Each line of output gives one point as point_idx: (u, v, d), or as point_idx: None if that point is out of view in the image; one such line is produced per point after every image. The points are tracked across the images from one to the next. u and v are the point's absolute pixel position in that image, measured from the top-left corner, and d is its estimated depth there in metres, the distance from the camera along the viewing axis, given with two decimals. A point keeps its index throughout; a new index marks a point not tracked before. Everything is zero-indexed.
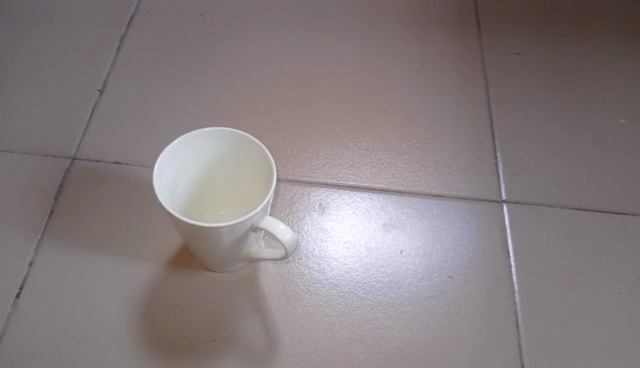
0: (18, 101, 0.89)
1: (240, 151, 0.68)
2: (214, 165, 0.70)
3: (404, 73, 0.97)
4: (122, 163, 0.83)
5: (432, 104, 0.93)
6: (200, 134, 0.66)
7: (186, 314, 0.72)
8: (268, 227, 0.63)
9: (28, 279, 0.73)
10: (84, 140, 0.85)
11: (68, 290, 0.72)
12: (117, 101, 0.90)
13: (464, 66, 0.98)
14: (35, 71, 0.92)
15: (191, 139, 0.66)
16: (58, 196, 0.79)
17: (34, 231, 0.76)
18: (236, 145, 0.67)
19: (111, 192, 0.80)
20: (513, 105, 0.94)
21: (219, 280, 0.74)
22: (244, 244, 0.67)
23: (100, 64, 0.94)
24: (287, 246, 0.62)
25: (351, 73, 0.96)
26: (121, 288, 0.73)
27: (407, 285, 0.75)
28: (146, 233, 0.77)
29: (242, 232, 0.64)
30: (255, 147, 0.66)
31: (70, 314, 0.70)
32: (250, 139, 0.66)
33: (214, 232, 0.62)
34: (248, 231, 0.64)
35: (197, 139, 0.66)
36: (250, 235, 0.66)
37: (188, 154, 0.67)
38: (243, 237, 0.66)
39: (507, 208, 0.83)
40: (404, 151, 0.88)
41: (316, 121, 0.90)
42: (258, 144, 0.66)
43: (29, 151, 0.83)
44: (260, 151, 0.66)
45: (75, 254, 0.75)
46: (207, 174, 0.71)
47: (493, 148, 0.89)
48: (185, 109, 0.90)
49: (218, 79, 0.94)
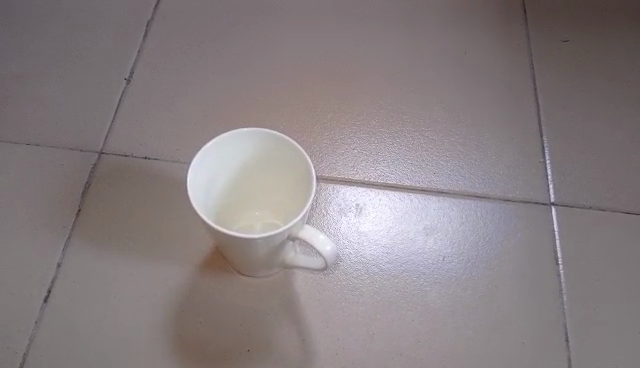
0: (44, 92, 0.85)
1: (272, 152, 0.65)
2: (249, 168, 0.67)
3: (444, 62, 0.91)
4: (151, 158, 0.80)
5: (475, 97, 0.88)
6: (230, 138, 0.62)
7: (219, 320, 0.69)
8: (308, 237, 0.59)
9: (56, 282, 0.70)
10: (111, 133, 0.82)
11: (97, 295, 0.70)
12: (145, 91, 0.86)
13: (508, 56, 0.92)
14: (59, 59, 0.89)
15: (226, 140, 0.62)
16: (85, 194, 0.77)
17: (62, 231, 0.74)
18: (267, 146, 0.64)
19: (140, 189, 0.77)
20: (561, 98, 0.88)
21: (252, 285, 0.71)
22: (280, 251, 0.64)
23: (126, 52, 0.90)
24: (327, 258, 0.59)
25: (389, 61, 0.91)
26: (151, 292, 0.70)
27: (449, 294, 0.72)
28: (177, 234, 0.74)
29: (280, 242, 0.61)
30: (291, 147, 0.63)
31: (99, 321, 0.68)
32: (282, 139, 0.62)
33: (251, 242, 0.59)
34: (285, 240, 0.61)
35: (232, 140, 0.63)
36: (288, 244, 0.63)
37: (222, 157, 0.63)
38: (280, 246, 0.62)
39: (556, 211, 0.78)
40: (445, 147, 0.83)
41: (352, 113, 0.86)
42: (291, 144, 0.63)
43: (55, 144, 0.80)
44: (294, 151, 0.63)
45: (104, 255, 0.72)
46: (241, 177, 0.68)
47: (541, 146, 0.84)
48: (215, 100, 0.86)
49: (250, 68, 0.89)
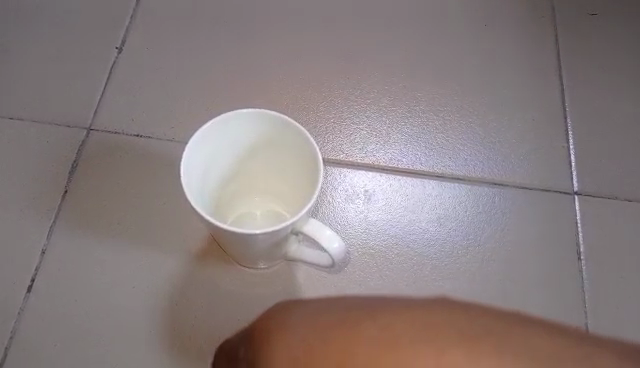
0: (28, 60, 0.79)
1: (271, 134, 0.59)
2: (249, 152, 0.61)
3: (462, 34, 0.84)
4: (143, 136, 0.74)
5: (495, 75, 0.81)
6: (225, 120, 0.57)
7: (216, 314, 0.64)
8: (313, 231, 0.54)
9: (40, 270, 0.65)
10: (100, 107, 0.76)
11: (85, 285, 0.65)
12: (138, 61, 0.79)
13: (532, 29, 0.85)
14: (43, 23, 0.81)
15: (223, 122, 0.57)
16: (72, 174, 0.71)
17: (47, 215, 0.68)
18: (265, 127, 0.58)
19: (132, 169, 0.71)
20: (588, 77, 0.82)
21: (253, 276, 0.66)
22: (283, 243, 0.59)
23: (117, 16, 0.82)
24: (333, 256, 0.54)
25: (402, 32, 0.84)
26: (144, 283, 0.65)
27: (463, 290, 0.67)
28: (171, 219, 0.69)
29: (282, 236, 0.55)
30: (292, 129, 0.57)
31: (87, 313, 0.63)
32: (282, 120, 0.57)
33: (249, 236, 0.54)
34: (288, 234, 0.56)
35: (230, 122, 0.57)
36: (291, 237, 0.58)
37: (219, 140, 0.58)
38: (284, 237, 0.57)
39: (579, 201, 0.73)
40: (462, 129, 0.77)
41: (361, 90, 0.80)
42: (292, 125, 0.57)
43: (39, 119, 0.74)
44: (296, 133, 0.57)
45: (92, 242, 0.67)
46: (241, 161, 0.62)
47: (565, 129, 0.78)
48: (213, 73, 0.79)
49: (252, 38, 0.82)
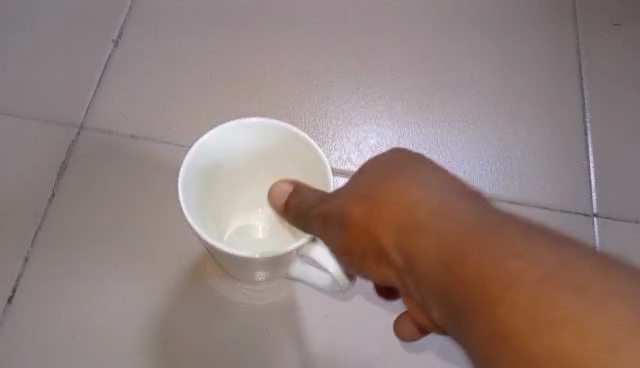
0: (17, 49, 0.73)
1: (276, 144, 0.54)
2: (253, 161, 0.57)
3: (480, 38, 0.79)
4: (138, 137, 0.69)
5: (513, 84, 0.77)
6: (225, 131, 0.52)
7: (209, 334, 0.60)
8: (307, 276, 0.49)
9: (22, 280, 0.61)
10: (93, 104, 0.71)
11: (70, 298, 0.60)
12: (135, 55, 0.74)
13: (554, 35, 0.80)
14: (34, 9, 0.76)
15: (226, 130, 0.52)
16: (60, 176, 0.66)
17: (31, 219, 0.64)
18: (270, 138, 0.54)
19: (125, 173, 0.67)
20: (611, 90, 0.77)
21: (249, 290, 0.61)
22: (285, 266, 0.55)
23: (114, 5, 0.77)
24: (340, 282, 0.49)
25: (417, 34, 0.79)
26: (133, 296, 0.61)
27: None
28: (166, 228, 0.64)
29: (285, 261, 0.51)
30: (298, 140, 0.52)
31: (72, 330, 0.59)
32: (287, 130, 0.52)
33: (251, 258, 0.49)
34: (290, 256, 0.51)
35: (233, 130, 0.52)
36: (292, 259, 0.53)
37: (220, 148, 0.53)
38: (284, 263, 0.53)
39: (598, 223, 0.69)
40: (477, 141, 0.73)
41: (372, 95, 0.75)
42: (299, 137, 0.52)
43: (27, 115, 0.69)
44: (302, 145, 0.52)
45: (79, 250, 0.62)
46: (244, 170, 0.58)
47: (584, 146, 0.73)
48: (215, 71, 0.75)
49: (258, 35, 0.77)
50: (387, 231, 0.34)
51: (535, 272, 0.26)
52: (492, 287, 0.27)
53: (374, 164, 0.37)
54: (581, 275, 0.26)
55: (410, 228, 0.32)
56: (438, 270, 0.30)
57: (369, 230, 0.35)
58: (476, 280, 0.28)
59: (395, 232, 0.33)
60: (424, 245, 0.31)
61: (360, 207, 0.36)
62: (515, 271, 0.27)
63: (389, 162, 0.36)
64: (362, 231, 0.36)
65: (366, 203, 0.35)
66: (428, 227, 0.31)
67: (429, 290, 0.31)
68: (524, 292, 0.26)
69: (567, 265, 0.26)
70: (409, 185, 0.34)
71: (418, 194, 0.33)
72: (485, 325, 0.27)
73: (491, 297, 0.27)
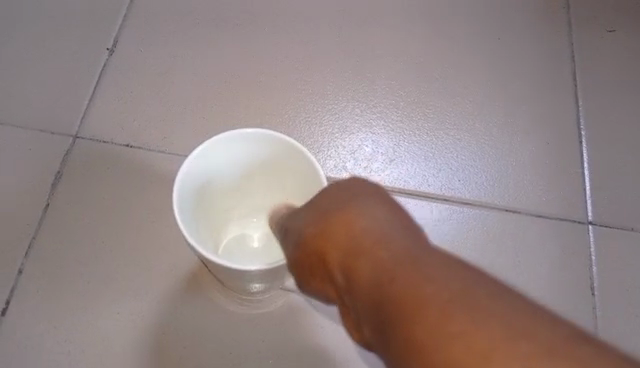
0: (12, 59, 0.73)
1: (271, 154, 0.54)
2: (249, 173, 0.57)
3: (476, 47, 0.80)
4: (133, 146, 0.69)
5: (508, 92, 0.77)
6: (220, 141, 0.52)
7: (204, 346, 0.60)
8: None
9: (16, 292, 0.60)
10: (88, 113, 0.71)
11: (64, 309, 0.60)
12: (131, 65, 0.74)
13: (548, 43, 0.80)
14: (29, 18, 0.76)
15: (222, 142, 0.52)
16: (54, 186, 0.66)
17: (25, 230, 0.63)
18: (265, 148, 0.54)
19: (120, 182, 0.67)
20: (606, 98, 0.77)
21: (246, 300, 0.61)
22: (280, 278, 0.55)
23: (110, 14, 0.77)
24: None
25: (413, 43, 0.79)
26: (129, 307, 0.61)
27: None
28: (161, 238, 0.64)
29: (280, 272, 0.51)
30: (293, 150, 0.52)
31: (66, 341, 0.59)
32: (282, 140, 0.52)
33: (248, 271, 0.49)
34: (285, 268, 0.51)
35: (230, 142, 0.52)
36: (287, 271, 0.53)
37: (216, 161, 0.53)
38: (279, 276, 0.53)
39: (594, 231, 0.69)
40: (472, 149, 0.73)
41: (368, 103, 0.75)
42: (294, 147, 0.52)
43: (22, 125, 0.69)
44: (297, 155, 0.52)
45: (74, 261, 0.62)
46: (240, 181, 0.58)
47: (579, 154, 0.74)
48: (211, 80, 0.74)
49: (254, 43, 0.77)
50: (333, 255, 0.33)
51: (463, 304, 0.25)
52: (419, 313, 0.26)
53: (333, 189, 0.36)
54: (507, 314, 0.24)
55: (354, 252, 0.31)
56: (374, 296, 0.29)
57: (316, 252, 0.34)
58: (405, 306, 0.26)
59: (340, 255, 0.32)
60: (364, 271, 0.30)
61: (312, 227, 0.35)
62: (444, 300, 0.26)
63: (347, 189, 0.36)
64: (310, 252, 0.34)
65: (317, 223, 0.34)
66: (370, 251, 0.30)
67: (365, 316, 0.30)
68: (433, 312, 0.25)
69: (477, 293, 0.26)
70: (361, 211, 0.33)
71: (367, 220, 0.32)
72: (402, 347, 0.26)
73: (415, 324, 0.26)
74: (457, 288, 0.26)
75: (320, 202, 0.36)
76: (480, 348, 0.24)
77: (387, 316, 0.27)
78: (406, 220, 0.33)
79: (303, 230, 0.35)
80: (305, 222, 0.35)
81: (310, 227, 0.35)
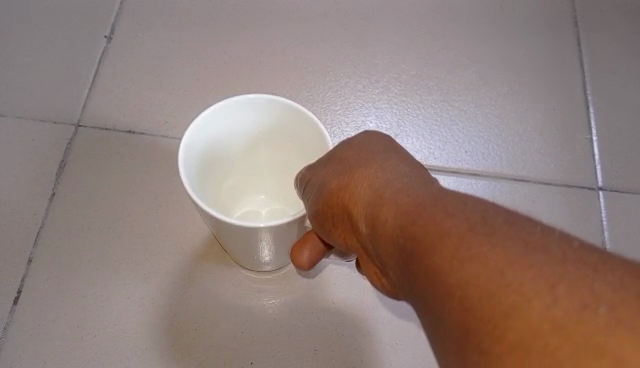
0: (10, 51, 0.73)
1: (276, 122, 0.54)
2: (256, 141, 0.56)
3: (477, 16, 0.79)
4: (136, 132, 0.69)
5: (511, 61, 0.76)
6: (224, 107, 0.51)
7: (216, 328, 0.60)
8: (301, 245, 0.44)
9: (27, 281, 0.60)
10: (89, 101, 0.70)
11: (76, 296, 0.60)
12: (130, 51, 0.74)
13: (551, 10, 0.79)
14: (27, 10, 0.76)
15: (227, 108, 0.52)
16: (59, 176, 0.66)
17: (33, 220, 0.63)
18: (270, 116, 0.53)
19: (124, 169, 0.67)
20: (612, 62, 0.76)
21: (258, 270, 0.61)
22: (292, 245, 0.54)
23: (107, 3, 0.77)
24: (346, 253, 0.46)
25: (413, 16, 0.78)
26: (139, 291, 0.61)
27: None
28: (167, 223, 0.65)
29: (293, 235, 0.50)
30: (297, 116, 0.52)
31: (78, 328, 0.59)
32: (285, 105, 0.52)
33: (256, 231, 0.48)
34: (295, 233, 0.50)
35: (235, 108, 0.52)
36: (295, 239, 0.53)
37: (222, 128, 0.53)
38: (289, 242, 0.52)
39: (605, 196, 0.68)
40: (477, 119, 0.72)
41: (369, 78, 0.74)
42: (296, 113, 0.52)
43: (24, 116, 0.69)
44: (300, 122, 0.52)
45: (84, 248, 0.63)
46: (247, 149, 0.57)
47: (587, 119, 0.72)
48: (211, 62, 0.74)
49: (253, 23, 0.77)
50: (357, 206, 0.36)
51: (471, 232, 0.28)
52: (435, 243, 0.29)
53: (351, 146, 0.39)
54: (512, 236, 0.27)
55: (375, 201, 0.34)
56: (394, 237, 0.32)
57: (343, 204, 0.37)
58: (422, 238, 0.29)
59: (363, 206, 0.35)
60: (385, 216, 0.33)
61: (337, 182, 0.38)
62: (456, 230, 0.28)
63: (366, 144, 0.38)
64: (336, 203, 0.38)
65: (342, 179, 0.37)
66: (390, 197, 0.33)
67: (387, 256, 0.33)
68: (454, 242, 0.28)
69: (491, 222, 0.29)
70: (378, 165, 0.36)
71: (384, 172, 0.35)
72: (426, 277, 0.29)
73: (433, 257, 0.28)
74: (465, 221, 0.29)
75: (339, 159, 0.39)
76: (488, 266, 0.26)
77: (406, 250, 0.31)
78: (420, 169, 0.35)
79: (329, 185, 0.38)
80: (330, 178, 0.38)
81: (335, 183, 0.38)
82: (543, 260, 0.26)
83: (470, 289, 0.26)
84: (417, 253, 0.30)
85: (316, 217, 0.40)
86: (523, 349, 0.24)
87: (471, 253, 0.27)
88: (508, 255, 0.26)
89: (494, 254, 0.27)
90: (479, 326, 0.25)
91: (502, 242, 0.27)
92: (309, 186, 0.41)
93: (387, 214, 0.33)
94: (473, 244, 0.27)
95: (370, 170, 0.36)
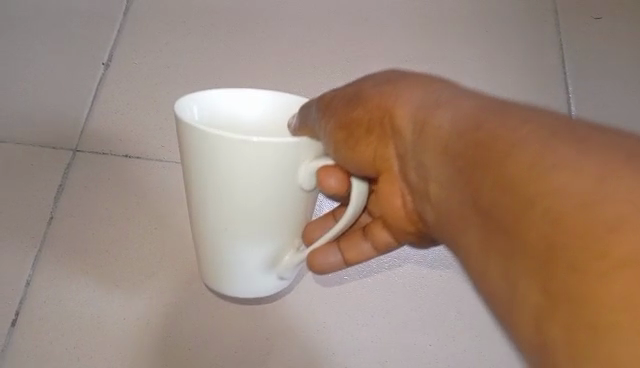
0: (10, 78, 0.74)
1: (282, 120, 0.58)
2: (274, 124, 0.58)
3: (466, 41, 0.81)
4: (132, 157, 0.70)
5: (498, 85, 0.79)
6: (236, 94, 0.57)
7: (210, 349, 0.62)
8: (327, 166, 0.49)
9: (24, 303, 0.61)
10: (88, 127, 0.72)
11: (72, 318, 0.61)
12: (127, 78, 0.75)
13: (537, 34, 0.82)
14: (26, 38, 0.77)
15: (239, 99, 0.57)
16: (57, 200, 0.67)
17: (31, 243, 0.64)
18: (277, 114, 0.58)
19: (120, 192, 0.68)
20: (594, 87, 0.80)
21: (253, 285, 0.56)
22: (295, 232, 0.54)
23: (105, 30, 0.78)
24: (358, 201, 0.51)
25: (405, 40, 0.81)
26: (136, 313, 0.62)
27: (457, 310, 0.65)
28: (162, 247, 0.65)
29: (272, 193, 0.49)
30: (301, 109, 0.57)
31: (75, 349, 0.60)
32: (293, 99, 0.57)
33: (238, 162, 0.47)
34: (275, 194, 0.49)
35: (240, 97, 0.57)
36: (277, 217, 0.51)
37: (239, 117, 0.58)
38: (294, 215, 0.52)
39: None
40: None
41: None
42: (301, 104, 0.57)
43: (23, 141, 0.70)
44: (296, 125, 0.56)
45: (81, 269, 0.63)
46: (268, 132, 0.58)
47: None
48: (207, 87, 0.76)
49: (247, 49, 0.79)
50: (401, 114, 0.43)
51: (546, 133, 0.31)
52: (504, 143, 0.33)
53: (405, 75, 0.46)
54: (598, 145, 0.29)
55: (427, 112, 0.41)
56: (454, 141, 0.37)
57: (388, 116, 0.45)
58: (486, 138, 0.34)
59: (408, 115, 0.43)
60: (441, 122, 0.39)
61: (383, 98, 0.45)
62: (523, 127, 0.33)
63: (402, 74, 0.47)
64: (385, 117, 0.45)
65: (388, 98, 0.45)
66: (444, 108, 0.40)
67: (448, 165, 0.38)
68: (532, 148, 0.31)
69: (573, 134, 0.31)
70: (431, 85, 0.44)
71: (438, 90, 0.43)
72: (500, 183, 0.31)
73: (508, 161, 0.31)
74: (534, 126, 0.33)
75: (390, 83, 0.46)
76: (576, 172, 0.28)
77: (464, 150, 0.36)
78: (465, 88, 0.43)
79: (369, 98, 0.46)
80: (370, 96, 0.46)
81: (378, 97, 0.46)
82: (634, 162, 0.27)
83: (546, 186, 0.28)
84: (480, 153, 0.34)
85: (346, 139, 0.48)
86: (625, 266, 0.23)
87: (545, 146, 0.30)
88: (593, 152, 0.28)
89: (577, 161, 0.28)
90: (546, 216, 0.27)
91: (589, 147, 0.29)
92: (335, 102, 0.49)
93: (441, 122, 0.39)
94: (547, 145, 0.30)
95: (416, 91, 0.44)
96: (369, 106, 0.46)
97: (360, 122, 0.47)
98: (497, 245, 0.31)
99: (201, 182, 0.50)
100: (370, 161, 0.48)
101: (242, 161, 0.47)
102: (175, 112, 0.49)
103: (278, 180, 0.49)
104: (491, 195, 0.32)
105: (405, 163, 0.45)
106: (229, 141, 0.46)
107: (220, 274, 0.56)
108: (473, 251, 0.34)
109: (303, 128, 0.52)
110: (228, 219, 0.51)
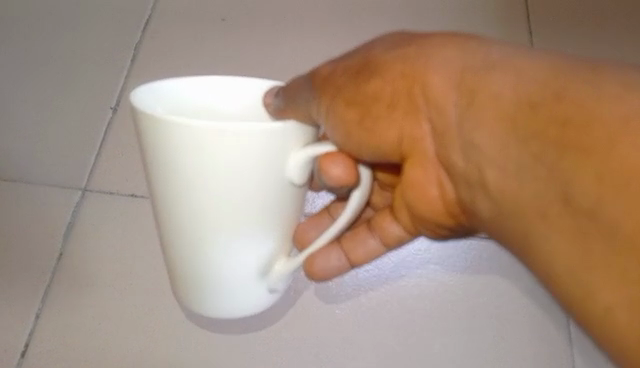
0: (23, 121, 0.79)
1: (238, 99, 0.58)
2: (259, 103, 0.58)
3: None
4: (137, 196, 0.75)
5: None
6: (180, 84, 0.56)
7: None
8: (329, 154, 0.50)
9: (35, 335, 0.67)
10: (96, 168, 0.76)
11: (80, 349, 0.67)
12: (132, 122, 0.80)
13: None
14: (39, 83, 0.82)
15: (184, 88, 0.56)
16: (66, 237, 0.71)
17: (41, 277, 0.69)
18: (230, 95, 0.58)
19: (126, 229, 0.72)
20: None
21: (243, 295, 0.54)
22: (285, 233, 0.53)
23: (113, 76, 0.83)
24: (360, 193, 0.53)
25: None
26: (138, 344, 0.67)
27: (437, 342, 0.70)
28: (163, 283, 0.70)
29: (258, 185, 0.48)
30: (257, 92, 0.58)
31: None
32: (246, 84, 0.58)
33: (220, 151, 0.45)
34: (262, 187, 0.48)
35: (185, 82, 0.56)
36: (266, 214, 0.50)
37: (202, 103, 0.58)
38: (282, 213, 0.51)
39: None
40: None
41: None
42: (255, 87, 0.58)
43: (34, 181, 0.75)
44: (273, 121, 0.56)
45: (88, 302, 0.68)
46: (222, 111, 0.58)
47: None
48: None
49: None
50: (440, 90, 0.45)
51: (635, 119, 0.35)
52: (603, 138, 0.35)
53: (421, 37, 0.48)
54: None
55: (476, 85, 0.43)
56: (522, 117, 0.40)
57: (415, 87, 0.46)
58: (572, 125, 0.37)
59: (452, 88, 0.45)
60: (499, 93, 0.41)
61: (408, 63, 0.46)
62: (619, 114, 0.35)
63: (410, 37, 0.49)
64: (416, 89, 0.46)
65: (415, 62, 0.46)
66: (499, 76, 0.42)
67: (515, 140, 0.40)
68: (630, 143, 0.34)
69: None
70: (461, 48, 0.45)
71: (478, 52, 0.45)
72: (608, 176, 0.34)
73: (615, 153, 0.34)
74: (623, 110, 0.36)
75: (410, 47, 0.47)
76: None
77: (543, 133, 0.38)
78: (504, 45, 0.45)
79: (386, 63, 0.47)
80: (388, 62, 0.47)
81: (397, 62, 0.47)
82: None
83: None
84: (570, 139, 0.37)
85: (360, 119, 0.49)
86: None
87: None
88: None
89: None
90: None
91: None
92: (339, 71, 0.50)
93: (500, 89, 0.41)
94: None
95: (446, 55, 0.45)
96: (388, 76, 0.47)
97: (378, 97, 0.48)
98: (606, 239, 0.34)
99: (182, 175, 0.47)
100: (399, 137, 0.49)
101: (226, 152, 0.45)
102: (141, 112, 0.46)
103: (267, 178, 0.48)
104: (594, 193, 0.35)
105: (446, 145, 0.46)
106: (207, 136, 0.44)
107: (204, 287, 0.53)
108: (558, 251, 0.37)
109: (290, 109, 0.52)
110: (218, 224, 0.49)
